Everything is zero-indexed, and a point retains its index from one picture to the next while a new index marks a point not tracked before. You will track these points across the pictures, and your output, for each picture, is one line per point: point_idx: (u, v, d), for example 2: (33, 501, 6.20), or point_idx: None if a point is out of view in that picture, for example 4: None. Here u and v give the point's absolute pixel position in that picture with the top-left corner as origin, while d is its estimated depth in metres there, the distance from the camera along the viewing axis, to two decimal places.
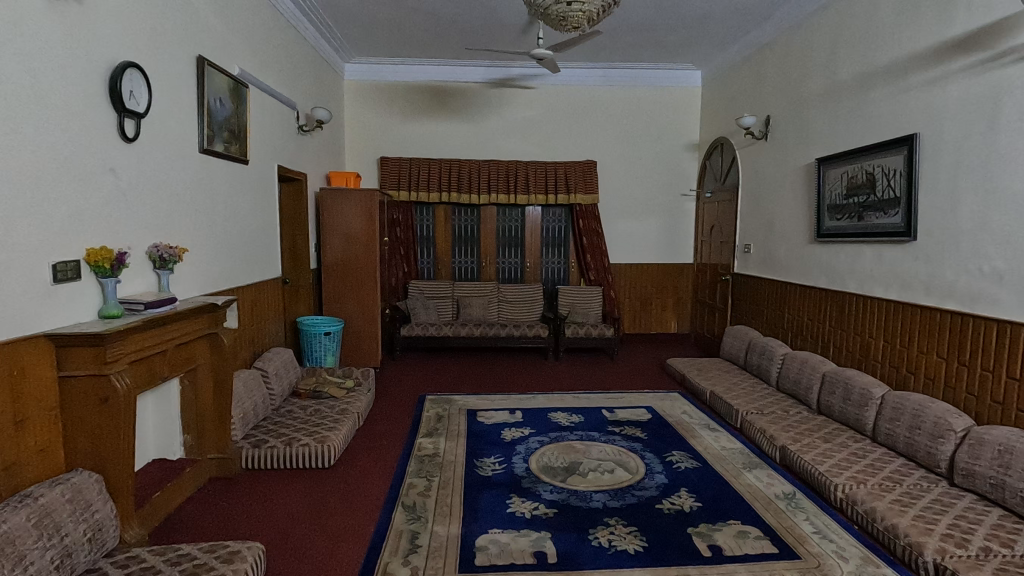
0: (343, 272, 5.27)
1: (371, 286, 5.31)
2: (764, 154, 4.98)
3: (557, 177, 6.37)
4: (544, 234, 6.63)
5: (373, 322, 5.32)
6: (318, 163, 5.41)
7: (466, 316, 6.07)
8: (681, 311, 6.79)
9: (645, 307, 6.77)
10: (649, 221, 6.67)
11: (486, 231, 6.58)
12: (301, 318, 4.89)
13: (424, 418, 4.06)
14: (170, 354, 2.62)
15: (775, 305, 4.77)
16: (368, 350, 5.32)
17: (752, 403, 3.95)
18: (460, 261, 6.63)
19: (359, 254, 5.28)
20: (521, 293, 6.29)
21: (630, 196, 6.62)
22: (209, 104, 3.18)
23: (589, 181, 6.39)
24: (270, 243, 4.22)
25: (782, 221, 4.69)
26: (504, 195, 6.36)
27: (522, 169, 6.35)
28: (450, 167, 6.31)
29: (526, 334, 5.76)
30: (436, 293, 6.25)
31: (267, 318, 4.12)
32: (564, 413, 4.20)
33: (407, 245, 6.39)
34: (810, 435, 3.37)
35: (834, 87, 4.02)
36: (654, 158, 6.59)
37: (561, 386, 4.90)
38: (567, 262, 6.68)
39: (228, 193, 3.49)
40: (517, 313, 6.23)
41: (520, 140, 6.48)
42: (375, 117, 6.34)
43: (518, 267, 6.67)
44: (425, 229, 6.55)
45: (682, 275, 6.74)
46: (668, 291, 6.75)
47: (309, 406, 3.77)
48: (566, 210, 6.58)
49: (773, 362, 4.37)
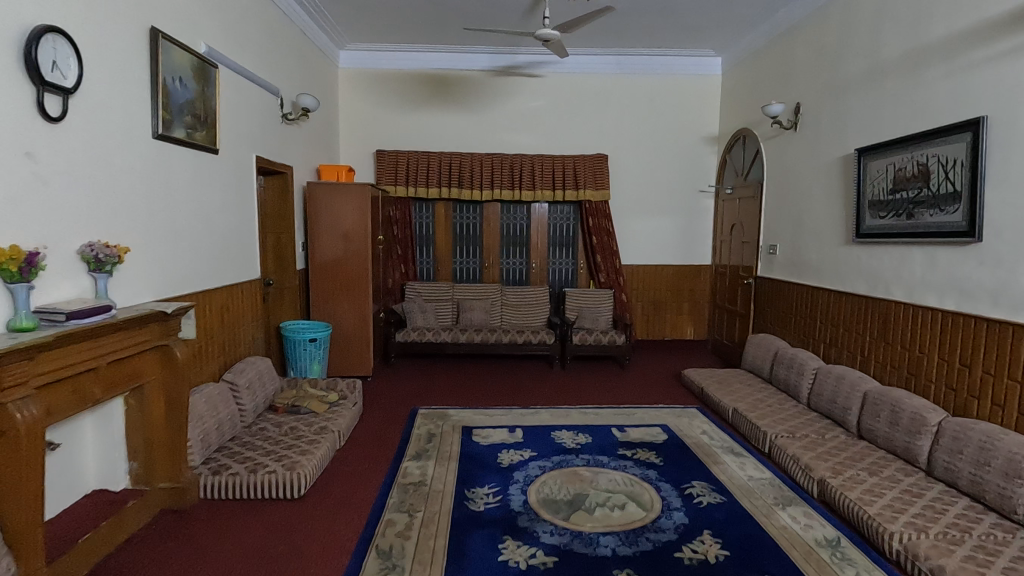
0: (332, 273, 4.89)
1: (363, 289, 4.92)
2: (793, 146, 4.52)
3: (565, 172, 5.93)
4: (551, 233, 6.20)
5: (364, 327, 4.92)
6: (308, 155, 5.03)
7: (466, 321, 5.66)
8: (698, 316, 6.33)
9: (659, 312, 6.32)
10: (664, 220, 6.22)
11: (489, 230, 6.16)
12: (286, 323, 4.52)
13: (414, 437, 3.66)
14: (103, 372, 2.23)
15: (805, 313, 4.30)
16: (359, 358, 4.93)
17: (782, 425, 3.50)
18: (461, 261, 6.23)
19: (350, 254, 4.90)
20: (525, 296, 5.87)
21: (644, 193, 6.17)
22: (165, 83, 2.81)
23: (600, 177, 5.95)
24: (247, 241, 3.84)
25: (814, 219, 4.23)
26: (508, 191, 5.94)
27: (528, 162, 5.93)
28: (451, 161, 5.90)
29: (530, 341, 5.35)
30: (435, 296, 5.85)
31: (242, 325, 3.73)
32: (569, 432, 3.78)
33: (405, 245, 6.00)
34: (853, 467, 2.92)
35: (877, 68, 3.56)
36: (670, 152, 6.13)
37: (568, 400, 4.47)
38: (576, 263, 6.25)
39: (192, 186, 3.11)
40: (521, 318, 5.82)
41: (526, 132, 6.06)
42: (371, 107, 5.96)
43: (523, 268, 6.25)
44: (424, 227, 6.15)
45: (700, 278, 6.28)
46: (684, 295, 6.30)
47: (284, 424, 3.38)
48: (574, 207, 6.15)
49: (804, 377, 3.91)
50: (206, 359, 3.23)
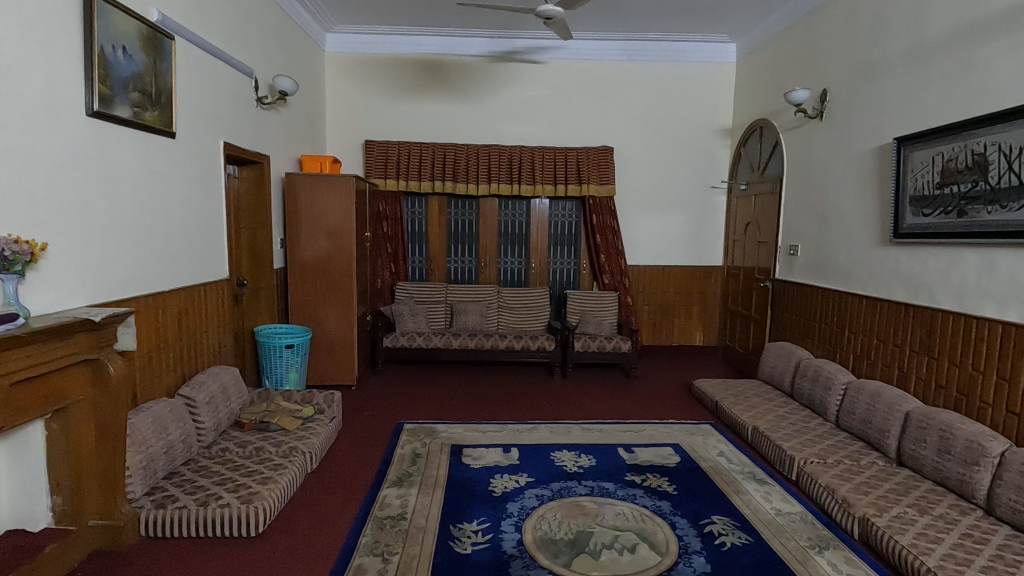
0: (314, 273, 4.50)
1: (347, 290, 4.52)
2: (818, 137, 4.12)
3: (568, 165, 5.53)
4: (552, 231, 5.81)
5: (349, 331, 4.53)
6: (288, 144, 4.63)
7: (460, 325, 5.27)
8: (709, 320, 5.93)
9: (667, 316, 5.93)
10: (673, 218, 5.82)
11: (485, 227, 5.77)
12: (260, 328, 4.13)
13: (397, 458, 3.26)
14: (5, 396, 1.84)
15: (831, 320, 3.91)
16: (343, 366, 4.54)
17: (811, 449, 3.11)
18: (456, 260, 5.83)
19: (334, 253, 4.50)
20: (524, 298, 5.48)
21: (652, 189, 5.77)
22: (102, 52, 2.41)
23: (604, 170, 5.55)
24: (213, 237, 3.44)
25: (843, 217, 3.83)
26: (506, 185, 5.54)
27: (527, 155, 5.52)
28: (445, 153, 5.50)
29: (528, 347, 4.97)
30: (427, 298, 5.46)
31: (205, 331, 3.34)
32: (570, 452, 3.38)
33: (396, 242, 5.61)
34: (899, 503, 2.53)
35: (921, 47, 3.16)
36: (680, 145, 5.74)
37: (569, 414, 4.08)
38: (578, 263, 5.85)
39: (140, 173, 2.71)
40: (519, 322, 5.42)
41: (526, 123, 5.66)
42: (360, 94, 5.55)
43: (522, 268, 5.85)
44: (416, 224, 5.75)
45: (710, 280, 5.88)
46: (693, 298, 5.90)
47: (248, 444, 2.99)
48: (577, 203, 5.76)
49: (833, 394, 3.51)
50: (157, 372, 2.84)
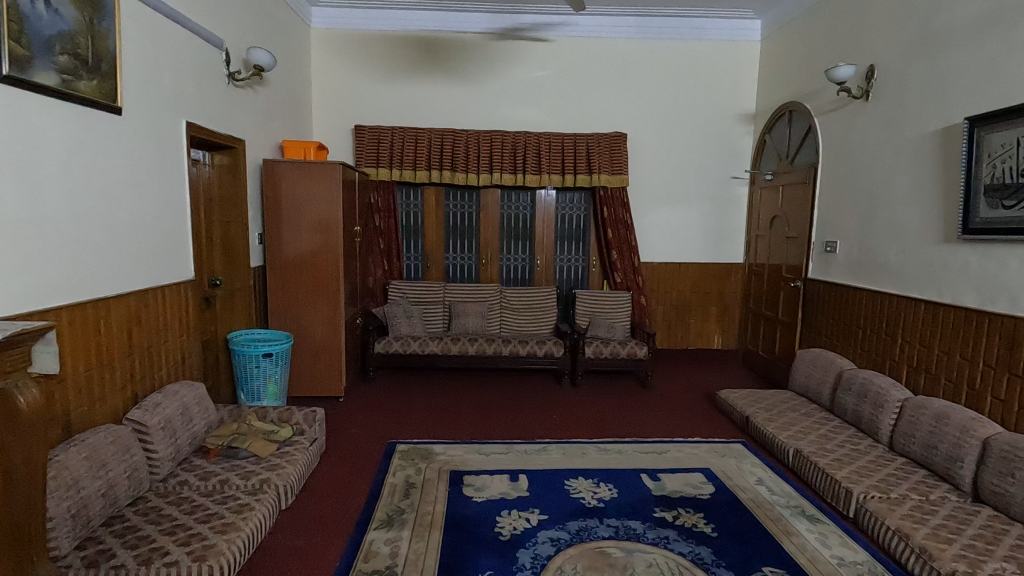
0: (297, 272, 4.04)
1: (333, 291, 4.05)
2: (864, 120, 3.66)
3: (577, 153, 5.06)
4: (559, 225, 5.35)
5: (335, 336, 4.06)
6: (267, 128, 4.15)
7: (459, 328, 4.83)
8: (727, 322, 5.50)
9: (682, 317, 5.49)
10: (691, 211, 5.37)
11: (487, 221, 5.30)
12: (234, 334, 3.67)
13: (389, 489, 2.82)
14: None
15: (878, 327, 3.47)
16: (330, 376, 4.08)
17: (869, 480, 2.68)
18: (455, 257, 5.37)
19: (318, 249, 4.03)
20: (528, 299, 5.03)
21: (668, 180, 5.31)
22: (15, 1, 1.92)
23: (616, 159, 5.08)
24: (174, 233, 2.97)
25: (895, 210, 3.37)
26: (510, 175, 5.07)
27: (533, 141, 5.05)
28: (442, 139, 5.03)
29: (534, 353, 4.53)
30: (423, 298, 5.00)
31: (165, 341, 2.87)
32: (588, 481, 2.94)
33: (389, 237, 5.15)
34: (991, 555, 2.10)
35: (1001, 11, 2.70)
36: (698, 132, 5.28)
37: (583, 432, 3.64)
38: (587, 260, 5.40)
39: (73, 155, 2.23)
40: (524, 325, 4.98)
41: (531, 107, 5.18)
42: (349, 74, 5.07)
43: (527, 266, 5.40)
44: (411, 217, 5.29)
45: (730, 279, 5.44)
46: (712, 298, 5.46)
47: (211, 477, 2.53)
48: (586, 194, 5.30)
49: (887, 413, 3.08)
50: (99, 393, 2.38)
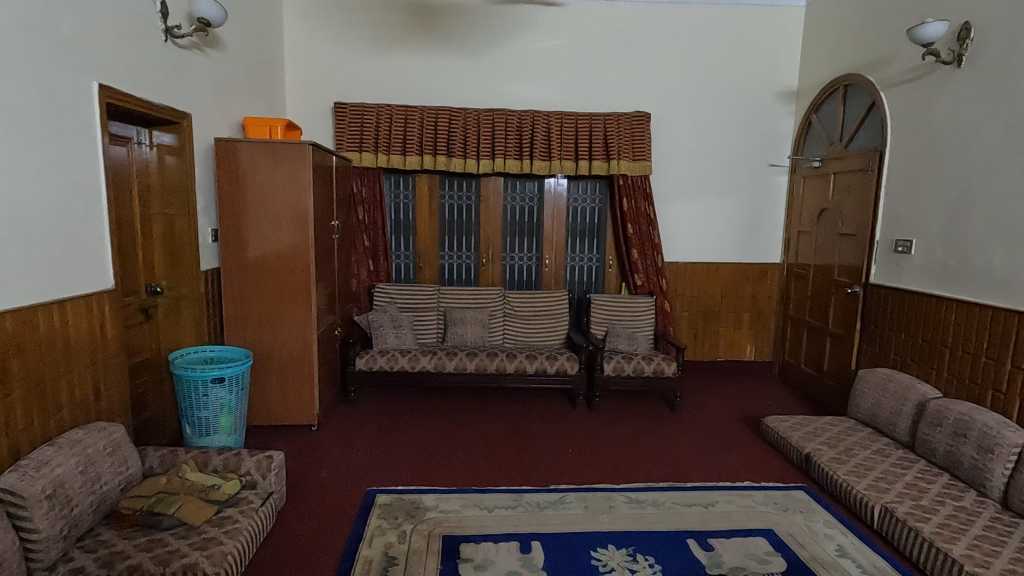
0: (257, 275, 3.29)
1: (302, 301, 3.32)
2: (954, 92, 2.98)
3: (592, 135, 4.36)
4: (570, 220, 4.66)
5: (306, 354, 3.36)
6: (224, 102, 3.45)
7: (456, 339, 4.15)
8: (762, 331, 4.83)
9: (710, 325, 4.81)
10: (722, 204, 4.69)
11: (487, 214, 4.62)
12: (176, 354, 2.99)
13: (363, 567, 2.16)
14: None
15: (976, 348, 2.80)
16: (299, 401, 3.39)
17: (998, 561, 2.02)
18: (451, 256, 4.69)
19: (284, 250, 3.29)
20: (536, 305, 4.35)
21: (697, 169, 4.63)
22: None
23: (638, 143, 4.38)
24: (82, 231, 2.27)
25: (1001, 202, 2.70)
26: (514, 161, 4.37)
27: (541, 121, 4.34)
28: (436, 120, 4.33)
29: (544, 371, 3.86)
30: (414, 303, 4.32)
31: (68, 373, 2.19)
32: (622, 551, 2.28)
33: (376, 234, 4.46)
34: None
35: None
36: (732, 112, 4.59)
37: (607, 474, 2.97)
38: (602, 259, 4.72)
39: None
40: (531, 335, 4.30)
41: (539, 81, 4.47)
42: (328, 43, 4.35)
43: (533, 266, 4.72)
44: (401, 210, 4.60)
45: (765, 282, 4.77)
46: (744, 304, 4.79)
47: (115, 565, 1.85)
48: (602, 183, 4.61)
49: (1001, 462, 2.43)
50: None
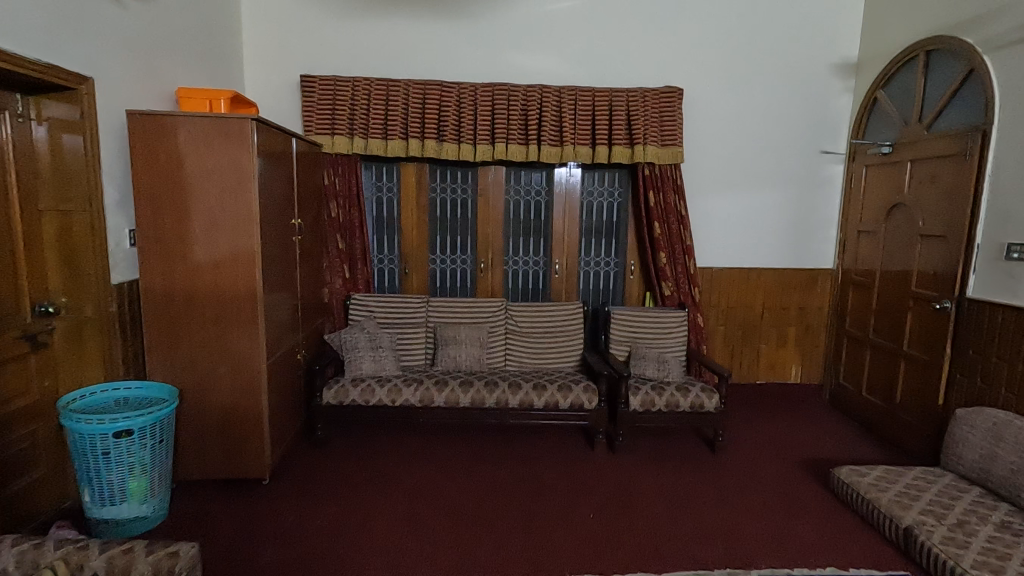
0: (187, 291, 2.55)
1: (248, 322, 2.58)
2: None
3: (613, 115, 3.61)
4: (584, 217, 3.92)
5: (252, 390, 2.62)
6: (151, 67, 2.71)
7: (448, 363, 3.42)
8: (810, 349, 4.10)
9: (749, 342, 4.07)
10: (766, 199, 3.95)
11: (486, 211, 3.88)
12: (71, 397, 2.26)
13: None
14: None
15: None
16: (244, 449, 2.65)
17: None
18: (444, 259, 3.95)
19: (222, 258, 2.53)
20: (545, 319, 3.63)
21: (736, 157, 3.88)
22: None
23: (668, 125, 3.64)
24: None
25: None
26: (518, 147, 3.63)
27: (551, 98, 3.60)
28: (425, 96, 3.58)
29: (555, 405, 3.13)
30: (397, 318, 3.59)
31: None
32: None
33: (352, 234, 3.73)
34: None
35: None
36: (779, 89, 3.84)
37: (642, 557, 2.24)
38: (622, 264, 3.98)
39: None
40: (538, 357, 3.57)
41: (548, 50, 3.72)
42: (294, 3, 3.61)
43: (541, 272, 3.99)
44: (384, 205, 3.87)
45: (815, 291, 4.03)
46: (789, 317, 4.06)
47: None
48: (623, 174, 3.88)
49: None
50: None
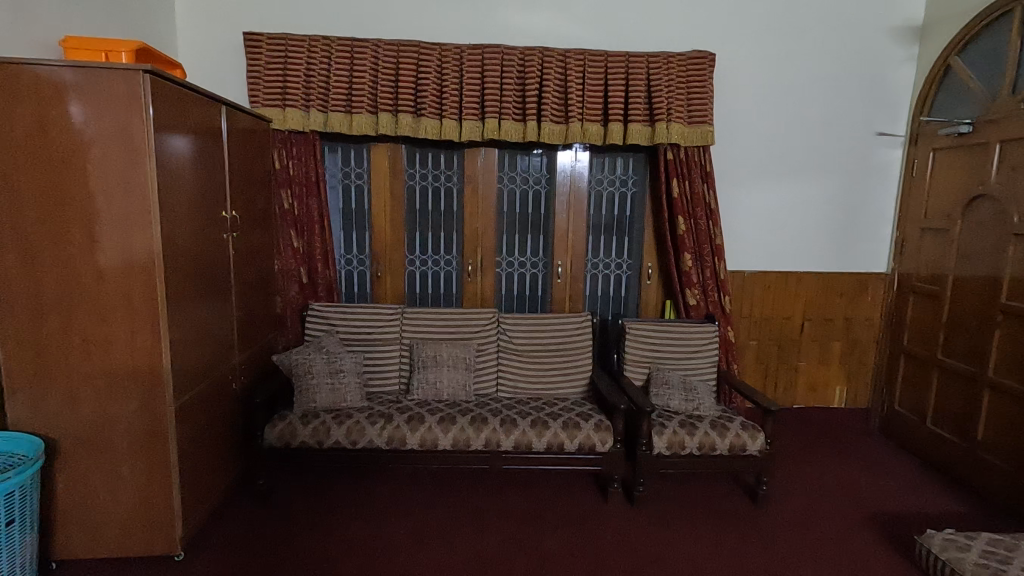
0: (61, 310, 1.86)
1: (148, 349, 1.92)
2: None
3: (629, 86, 2.95)
4: (593, 209, 3.27)
5: (156, 439, 1.96)
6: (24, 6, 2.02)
7: (425, 390, 2.77)
8: (857, 367, 3.47)
9: (786, 359, 3.44)
10: (810, 190, 3.31)
11: (475, 202, 3.22)
12: None
13: None
14: None
15: None
16: (148, 517, 2.00)
17: None
18: (426, 260, 3.29)
19: (110, 264, 1.86)
20: (545, 335, 2.99)
21: (776, 140, 3.24)
22: None
23: (697, 98, 2.97)
24: None
25: None
26: (514, 124, 2.97)
27: (554, 63, 2.93)
28: (398, 60, 2.90)
29: (559, 448, 2.48)
30: (365, 333, 2.92)
31: None
32: None
33: (311, 230, 3.07)
34: None
35: None
36: (827, 56, 3.19)
37: None
38: (638, 266, 3.34)
39: None
40: (538, 381, 2.93)
41: (551, 6, 3.05)
42: None
43: (541, 275, 3.34)
44: (352, 195, 3.21)
45: (865, 299, 3.41)
46: (834, 330, 3.43)
47: None
48: (639, 158, 3.23)
49: None
50: None
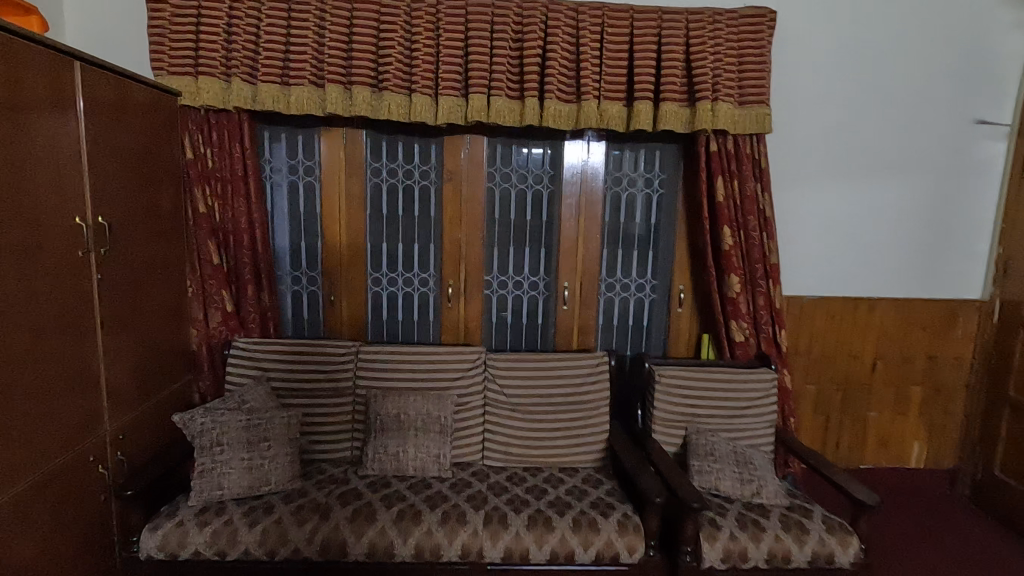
0: None
1: None
2: None
3: (662, 53, 2.21)
4: (611, 217, 2.53)
5: None
6: None
7: (383, 463, 2.02)
8: (942, 419, 2.74)
9: (852, 408, 2.70)
10: (888, 193, 2.57)
11: (456, 206, 2.48)
12: None
13: None
14: None
15: None
16: None
17: None
18: (394, 280, 2.54)
19: None
20: (548, 383, 2.24)
21: (846, 128, 2.51)
22: None
23: (751, 70, 2.23)
24: None
25: None
26: (508, 102, 2.23)
27: (562, 22, 2.19)
28: (353, 14, 2.16)
29: (567, 559, 1.74)
30: (306, 380, 2.17)
31: None
32: None
33: (238, 241, 2.31)
34: None
35: None
36: (914, 20, 2.46)
37: None
38: (667, 288, 2.59)
39: None
40: (536, 447, 2.19)
41: None
42: None
43: (541, 300, 2.59)
44: (297, 195, 2.46)
45: (954, 333, 2.67)
46: (914, 371, 2.69)
47: None
48: (671, 150, 2.49)
49: None
50: None
